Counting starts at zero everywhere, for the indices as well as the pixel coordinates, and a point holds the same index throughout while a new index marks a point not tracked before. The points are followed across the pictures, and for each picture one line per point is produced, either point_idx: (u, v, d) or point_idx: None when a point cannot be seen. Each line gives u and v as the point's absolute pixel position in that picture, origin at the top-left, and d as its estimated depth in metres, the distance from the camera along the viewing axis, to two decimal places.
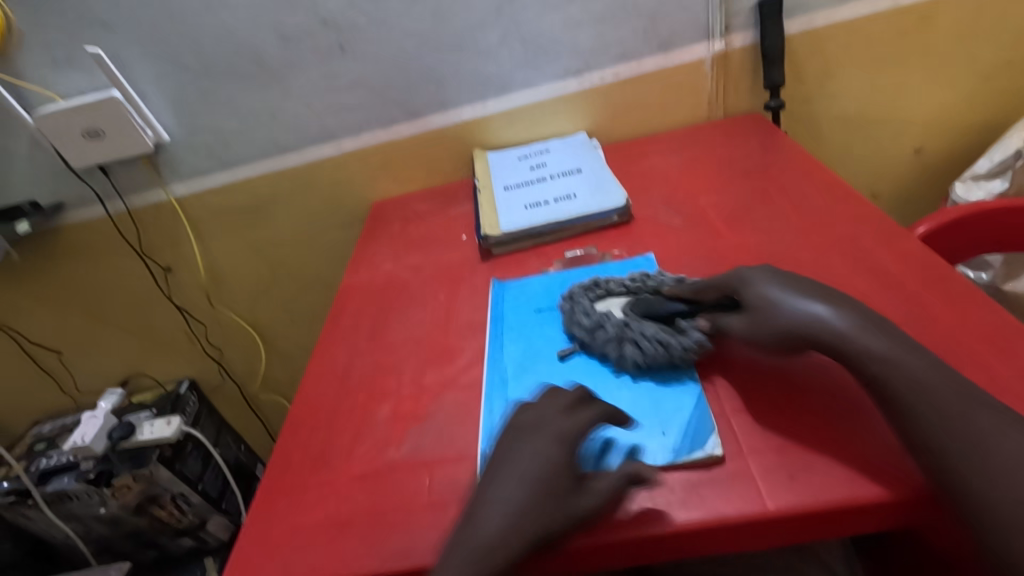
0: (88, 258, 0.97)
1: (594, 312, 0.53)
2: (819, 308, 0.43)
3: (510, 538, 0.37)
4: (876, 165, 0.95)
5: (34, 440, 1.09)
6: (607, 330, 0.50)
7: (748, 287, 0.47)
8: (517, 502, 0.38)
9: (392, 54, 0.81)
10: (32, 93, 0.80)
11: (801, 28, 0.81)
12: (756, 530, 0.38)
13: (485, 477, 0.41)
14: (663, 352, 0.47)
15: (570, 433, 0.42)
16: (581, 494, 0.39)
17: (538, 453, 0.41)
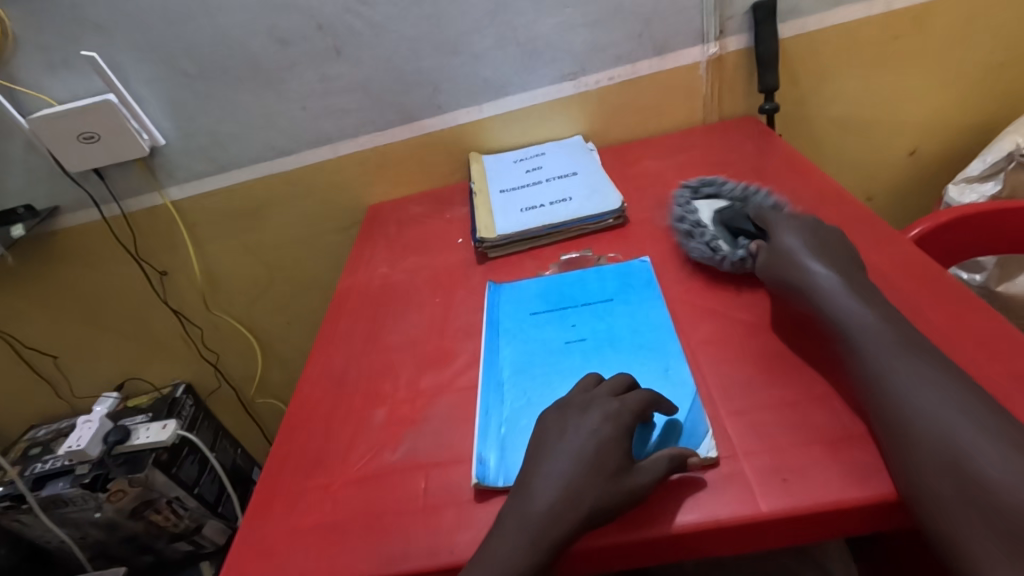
0: (83, 261, 0.97)
1: (688, 210, 0.63)
2: (818, 267, 0.47)
3: (563, 514, 0.38)
4: (870, 167, 0.96)
5: (29, 445, 1.08)
6: (683, 224, 0.61)
7: (779, 235, 0.52)
8: (567, 481, 0.40)
9: (388, 58, 0.81)
10: (27, 97, 0.80)
11: (795, 32, 0.81)
12: (751, 532, 0.38)
13: (529, 459, 0.42)
14: (710, 255, 0.56)
15: (620, 413, 0.43)
16: (632, 473, 0.40)
17: (588, 433, 0.42)
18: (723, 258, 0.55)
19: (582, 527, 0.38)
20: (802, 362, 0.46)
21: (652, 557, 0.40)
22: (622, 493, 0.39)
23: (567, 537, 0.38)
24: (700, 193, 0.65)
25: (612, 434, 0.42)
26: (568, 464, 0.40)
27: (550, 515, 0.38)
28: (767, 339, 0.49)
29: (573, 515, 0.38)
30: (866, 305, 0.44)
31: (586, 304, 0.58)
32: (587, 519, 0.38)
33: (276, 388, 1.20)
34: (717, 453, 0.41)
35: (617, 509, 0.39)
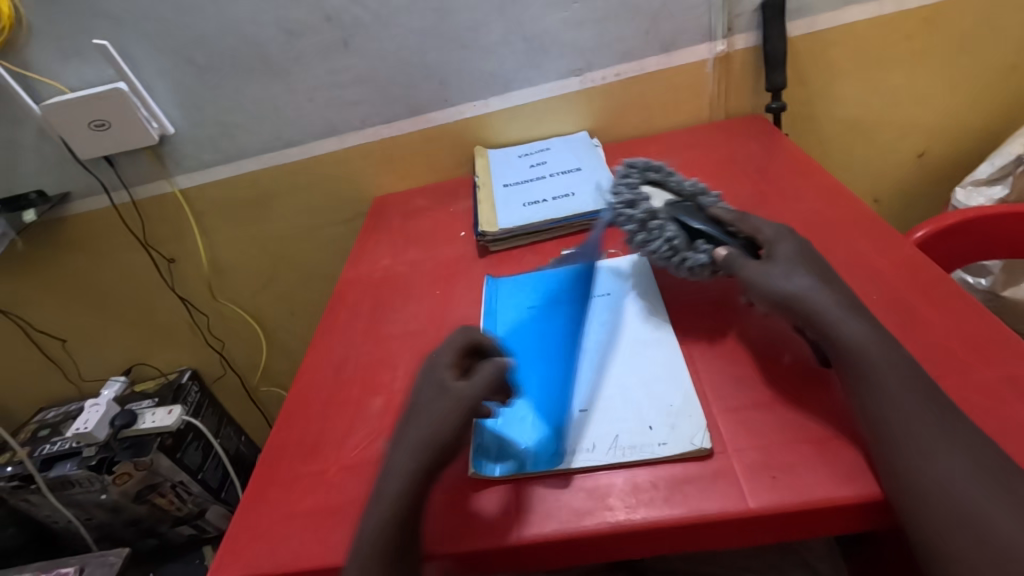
0: (93, 248, 0.98)
1: (639, 195, 0.58)
2: (814, 282, 0.45)
3: (404, 464, 0.41)
4: (878, 169, 0.95)
5: (38, 427, 1.10)
6: (635, 212, 0.57)
7: (775, 246, 0.49)
8: (410, 449, 0.41)
9: (395, 51, 0.81)
10: (40, 84, 0.81)
11: (804, 31, 0.80)
12: (737, 528, 0.38)
13: (393, 438, 0.43)
14: (668, 253, 0.54)
15: (432, 362, 0.46)
16: (440, 404, 0.42)
17: (422, 397, 0.44)
18: (684, 261, 0.53)
19: (424, 471, 0.40)
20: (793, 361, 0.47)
21: (642, 548, 0.40)
22: (442, 428, 0.41)
23: (413, 483, 0.40)
24: (647, 171, 0.61)
25: (428, 382, 0.44)
26: (402, 424, 0.43)
27: (392, 471, 0.41)
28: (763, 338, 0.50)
29: (411, 462, 0.40)
30: (848, 311, 0.43)
31: (582, 299, 0.58)
32: (421, 459, 0.40)
33: (279, 377, 1.21)
34: (711, 444, 0.42)
35: (447, 443, 0.41)
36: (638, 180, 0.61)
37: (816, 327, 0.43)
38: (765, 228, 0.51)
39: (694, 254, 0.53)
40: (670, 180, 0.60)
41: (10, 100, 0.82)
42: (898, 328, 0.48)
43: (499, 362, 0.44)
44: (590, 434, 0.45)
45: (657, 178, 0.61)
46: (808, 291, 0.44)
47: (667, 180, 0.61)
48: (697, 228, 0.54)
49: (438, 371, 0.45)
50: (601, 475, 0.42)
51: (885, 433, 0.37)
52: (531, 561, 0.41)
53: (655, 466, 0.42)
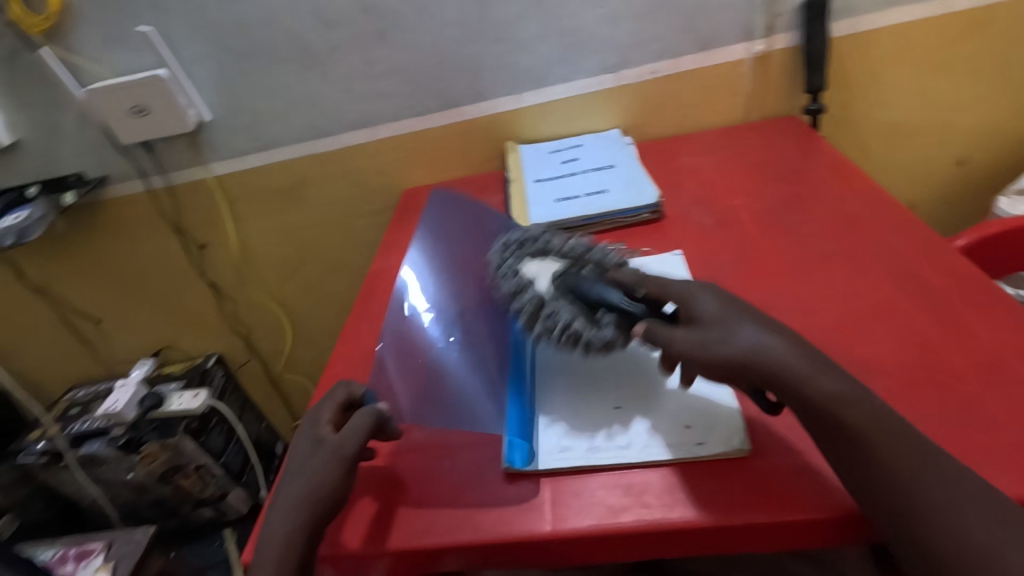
0: (129, 232, 1.00)
1: (521, 282, 0.53)
2: (773, 343, 0.41)
3: (285, 521, 0.41)
4: (916, 175, 0.93)
5: (69, 405, 1.13)
6: (525, 302, 0.51)
7: (693, 307, 0.45)
8: (292, 504, 0.42)
9: (431, 43, 0.82)
10: (84, 69, 0.83)
11: (846, 31, 0.79)
12: (777, 532, 0.38)
13: (273, 498, 0.44)
14: (574, 342, 0.48)
15: (313, 418, 0.47)
16: (317, 456, 0.44)
17: (301, 455, 0.45)
18: (590, 343, 0.47)
19: (307, 523, 0.41)
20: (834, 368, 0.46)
21: (681, 547, 0.40)
22: (318, 480, 0.42)
23: (294, 538, 0.40)
24: (525, 245, 0.57)
25: (308, 438, 0.46)
26: (282, 481, 0.44)
27: (274, 525, 0.41)
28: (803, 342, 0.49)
29: (292, 515, 0.41)
30: (819, 367, 0.39)
31: None
32: (301, 512, 0.41)
33: (302, 366, 1.22)
34: (750, 445, 0.42)
35: (329, 492, 0.42)
36: (518, 258, 0.56)
37: (784, 389, 0.39)
38: (675, 287, 0.47)
39: (597, 332, 0.47)
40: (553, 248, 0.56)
41: (55, 84, 0.84)
42: (944, 336, 0.47)
43: (372, 410, 0.45)
44: (624, 433, 0.45)
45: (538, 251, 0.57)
46: (773, 349, 0.40)
47: (547, 248, 0.57)
48: (597, 302, 0.48)
49: (317, 427, 0.46)
50: (637, 473, 0.42)
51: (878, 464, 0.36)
52: (567, 555, 0.41)
53: (693, 466, 0.42)
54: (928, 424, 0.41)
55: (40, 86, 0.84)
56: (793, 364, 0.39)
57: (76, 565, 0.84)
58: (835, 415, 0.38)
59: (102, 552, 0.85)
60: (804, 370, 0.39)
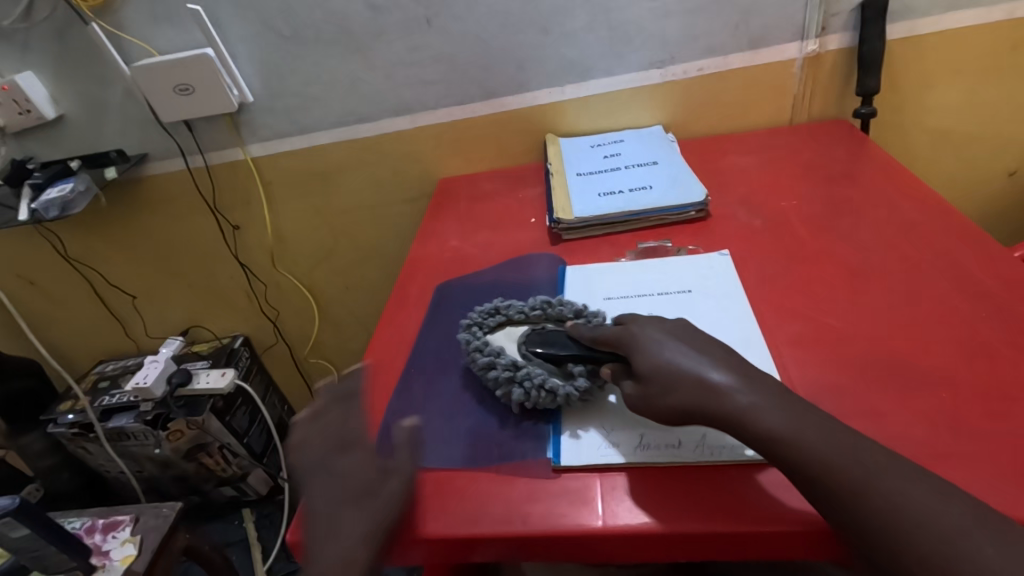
0: (165, 210, 1.01)
1: (490, 350, 0.51)
2: (718, 377, 0.41)
3: (347, 539, 0.40)
4: (964, 185, 0.91)
5: (98, 378, 1.15)
6: (497, 371, 0.49)
7: (643, 353, 0.44)
8: (355, 521, 0.41)
9: (477, 31, 0.81)
10: (132, 46, 0.83)
11: (903, 35, 0.77)
12: (813, 540, 0.37)
13: (315, 513, 0.41)
14: (551, 397, 0.46)
15: (354, 441, 0.45)
16: (387, 481, 0.42)
17: (345, 470, 0.43)
18: (566, 399, 0.46)
19: (374, 538, 0.40)
20: (891, 377, 0.45)
21: (732, 552, 0.39)
22: (393, 503, 0.41)
23: (362, 552, 0.39)
24: (486, 321, 0.54)
25: (362, 463, 0.43)
26: (338, 507, 0.41)
27: (347, 554, 0.39)
28: (859, 349, 0.48)
29: (366, 542, 0.40)
30: (773, 397, 0.39)
31: (662, 294, 0.57)
32: (377, 538, 0.40)
33: (328, 351, 1.22)
34: None
35: (400, 515, 0.41)
36: (481, 331, 0.54)
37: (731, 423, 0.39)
38: (620, 333, 0.46)
39: (571, 386, 0.46)
40: (514, 311, 0.54)
41: (101, 60, 0.85)
42: (1012, 350, 0.45)
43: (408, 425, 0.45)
44: (676, 430, 0.44)
45: (500, 320, 0.54)
46: (717, 388, 0.40)
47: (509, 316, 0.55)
48: (562, 356, 0.48)
49: (366, 451, 0.44)
50: (692, 472, 0.41)
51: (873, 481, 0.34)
52: (612, 550, 0.40)
53: (742, 469, 0.41)
54: (994, 439, 0.40)
55: (88, 61, 0.85)
56: (736, 395, 0.39)
57: (104, 536, 0.84)
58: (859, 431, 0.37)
59: (130, 524, 0.86)
60: (746, 402, 0.39)
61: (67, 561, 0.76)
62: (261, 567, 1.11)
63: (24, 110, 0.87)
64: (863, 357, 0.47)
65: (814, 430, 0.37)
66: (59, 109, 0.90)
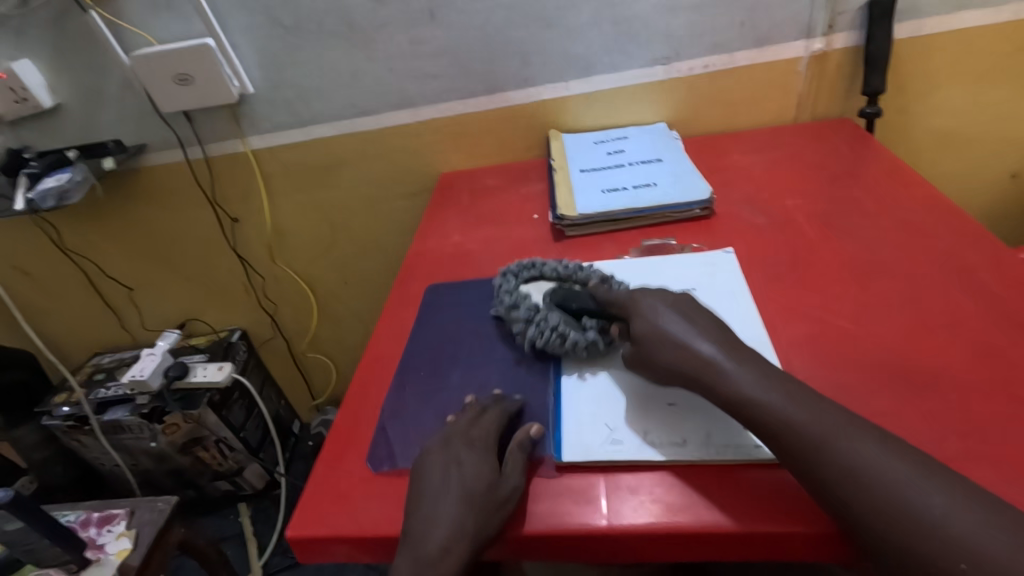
0: (162, 202, 1.00)
1: (518, 295, 0.55)
2: (706, 348, 0.42)
3: (443, 533, 0.39)
4: (966, 186, 0.90)
5: (94, 370, 1.14)
6: (520, 310, 0.54)
7: (638, 318, 0.46)
8: (453, 517, 0.40)
9: (480, 25, 0.80)
10: (130, 35, 0.82)
11: (909, 34, 0.77)
12: (818, 543, 0.37)
13: (413, 499, 0.42)
14: (559, 342, 0.50)
15: (480, 437, 0.44)
16: (502, 484, 0.41)
17: (457, 464, 0.43)
18: (573, 344, 0.49)
19: (470, 540, 0.39)
20: (898, 377, 0.45)
21: (739, 552, 0.39)
22: (498, 507, 0.40)
23: (456, 547, 0.39)
24: (521, 273, 0.59)
25: (482, 460, 0.43)
26: (448, 497, 0.41)
27: (442, 547, 0.39)
28: (864, 349, 0.48)
29: (462, 542, 0.39)
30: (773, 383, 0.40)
31: (664, 292, 0.57)
32: (476, 544, 0.39)
33: (326, 346, 1.22)
34: None
35: (503, 521, 0.40)
36: (515, 280, 0.58)
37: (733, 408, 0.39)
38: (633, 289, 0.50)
39: (581, 334, 0.50)
40: (547, 267, 0.59)
41: (100, 48, 0.83)
42: (1020, 352, 0.45)
43: (532, 430, 0.45)
44: (681, 429, 0.43)
45: (534, 275, 0.59)
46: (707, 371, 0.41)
47: (542, 273, 0.59)
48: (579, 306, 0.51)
49: (488, 450, 0.43)
50: (699, 474, 0.41)
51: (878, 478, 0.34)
52: (618, 551, 0.40)
53: (743, 469, 0.41)
54: (1001, 441, 0.39)
55: (86, 50, 0.84)
56: (721, 363, 0.41)
57: (99, 530, 0.83)
58: (867, 432, 0.36)
59: (124, 518, 0.85)
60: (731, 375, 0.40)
61: (61, 554, 0.75)
62: (257, 562, 1.10)
63: (20, 98, 0.86)
64: (868, 357, 0.47)
65: (816, 427, 0.37)
66: (56, 98, 0.89)
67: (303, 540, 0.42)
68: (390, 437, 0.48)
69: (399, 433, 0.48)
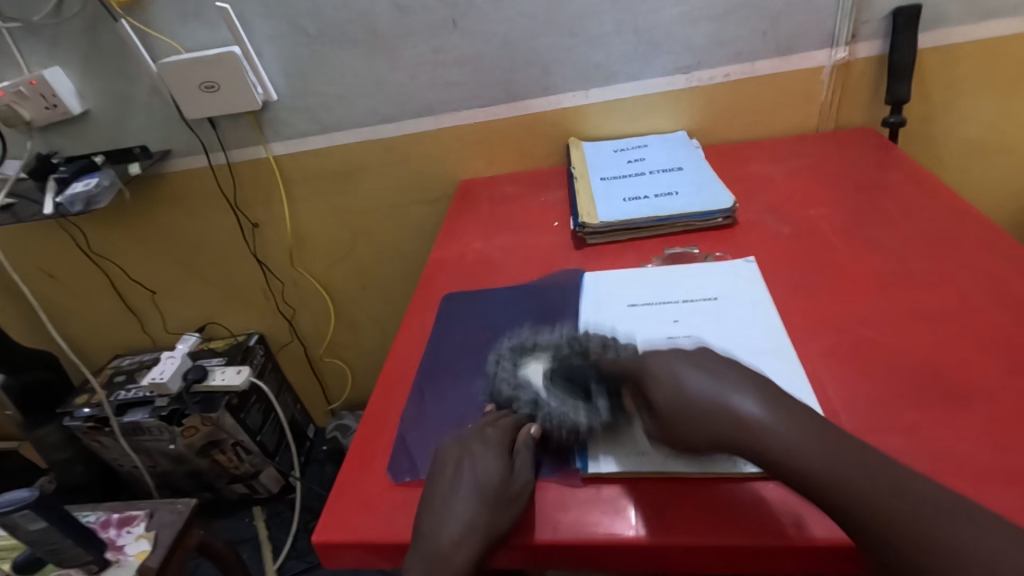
0: (186, 208, 1.02)
1: (515, 384, 0.49)
2: (747, 405, 0.39)
3: (454, 532, 0.39)
4: (992, 196, 0.89)
5: (114, 372, 1.16)
6: (519, 406, 0.47)
7: (654, 387, 0.41)
8: (464, 515, 0.40)
9: (503, 34, 0.81)
10: (159, 43, 0.84)
11: (934, 43, 0.76)
12: (845, 558, 0.37)
13: (426, 494, 0.42)
14: (572, 432, 0.44)
15: (493, 434, 0.44)
16: (513, 485, 0.42)
17: (470, 462, 0.42)
18: (586, 433, 0.44)
19: (480, 538, 0.39)
20: (929, 388, 0.44)
21: (773, 564, 0.38)
22: (509, 508, 0.40)
23: (469, 545, 0.39)
24: (514, 353, 0.52)
25: (494, 455, 0.42)
26: (461, 495, 0.41)
27: (453, 542, 0.39)
28: (893, 360, 0.47)
29: (473, 538, 0.39)
30: None
31: (687, 301, 0.57)
32: (487, 540, 0.39)
33: (343, 351, 1.22)
34: None
35: (513, 523, 0.40)
36: (509, 364, 0.51)
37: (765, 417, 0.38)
38: (632, 361, 0.44)
39: (590, 414, 0.45)
40: (537, 343, 0.52)
41: (129, 56, 0.85)
42: None
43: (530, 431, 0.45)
44: None
45: (526, 350, 0.52)
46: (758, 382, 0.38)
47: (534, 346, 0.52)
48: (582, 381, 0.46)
49: (501, 446, 0.43)
50: (728, 486, 0.40)
51: (911, 491, 0.34)
52: (639, 560, 0.40)
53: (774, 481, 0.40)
54: None
55: (116, 57, 0.85)
56: (772, 429, 0.38)
57: (119, 531, 0.84)
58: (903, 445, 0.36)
59: (144, 519, 0.86)
60: None
61: (83, 554, 0.76)
62: (272, 566, 1.11)
63: (51, 104, 0.88)
64: (900, 368, 0.46)
65: None
66: (85, 105, 0.90)
67: (329, 545, 0.43)
68: (412, 447, 0.48)
69: (421, 445, 0.48)
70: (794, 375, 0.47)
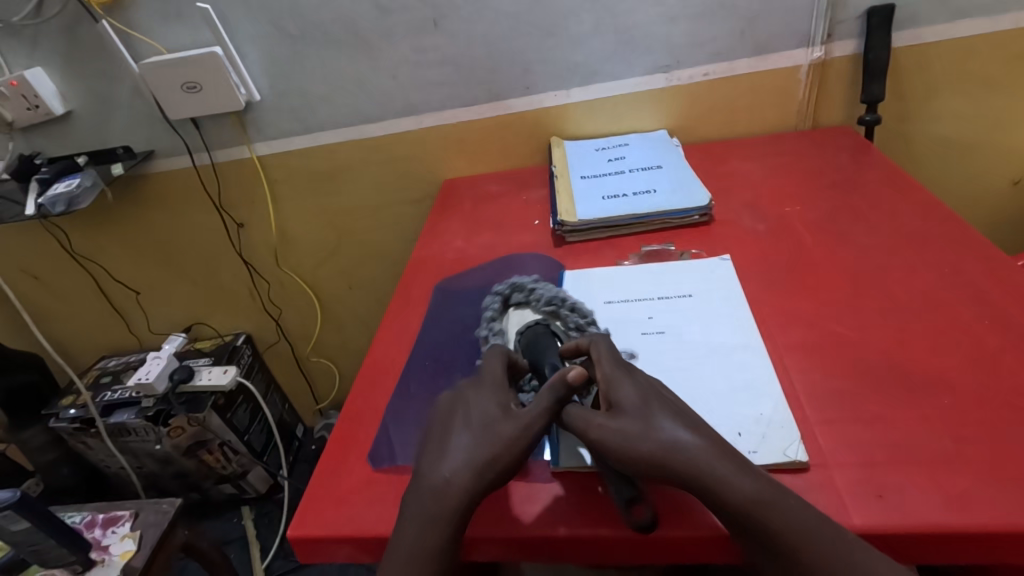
0: (170, 208, 1.02)
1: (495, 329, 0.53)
2: (684, 436, 0.38)
3: (450, 470, 0.40)
4: (968, 194, 0.91)
5: (100, 373, 1.16)
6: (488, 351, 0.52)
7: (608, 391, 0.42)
8: (461, 452, 0.41)
9: (483, 34, 0.81)
10: (140, 43, 0.84)
11: (908, 43, 0.78)
12: None
13: (424, 443, 0.43)
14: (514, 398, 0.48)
15: (488, 377, 0.45)
16: (507, 423, 0.41)
17: (465, 406, 0.44)
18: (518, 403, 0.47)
19: (477, 473, 0.40)
20: (894, 380, 0.45)
21: (711, 556, 0.39)
22: (506, 445, 0.40)
23: (465, 484, 0.39)
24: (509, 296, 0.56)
25: (488, 396, 0.44)
26: (456, 435, 0.42)
27: (446, 479, 0.40)
28: (859, 352, 0.48)
29: (467, 474, 0.40)
30: None
31: (662, 298, 0.58)
32: (483, 474, 0.40)
33: (329, 350, 1.23)
34: (808, 458, 0.41)
35: (513, 461, 0.40)
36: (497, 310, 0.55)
37: None
38: (604, 360, 0.44)
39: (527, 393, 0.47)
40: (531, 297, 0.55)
41: (111, 56, 0.85)
42: (1011, 355, 0.45)
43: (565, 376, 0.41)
44: None
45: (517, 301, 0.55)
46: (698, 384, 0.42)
47: (527, 300, 0.55)
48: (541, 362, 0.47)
49: (494, 389, 0.44)
50: None
51: None
52: (618, 554, 0.41)
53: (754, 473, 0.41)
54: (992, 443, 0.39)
55: (98, 57, 0.85)
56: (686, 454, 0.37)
57: (104, 531, 0.84)
58: None
59: (129, 519, 0.85)
60: None
61: (66, 554, 0.76)
62: (259, 565, 1.11)
63: (32, 105, 0.88)
64: (865, 362, 0.47)
65: None
66: (67, 105, 0.90)
67: (303, 540, 0.43)
68: (392, 438, 0.49)
69: (401, 437, 0.49)
70: (764, 371, 0.48)
